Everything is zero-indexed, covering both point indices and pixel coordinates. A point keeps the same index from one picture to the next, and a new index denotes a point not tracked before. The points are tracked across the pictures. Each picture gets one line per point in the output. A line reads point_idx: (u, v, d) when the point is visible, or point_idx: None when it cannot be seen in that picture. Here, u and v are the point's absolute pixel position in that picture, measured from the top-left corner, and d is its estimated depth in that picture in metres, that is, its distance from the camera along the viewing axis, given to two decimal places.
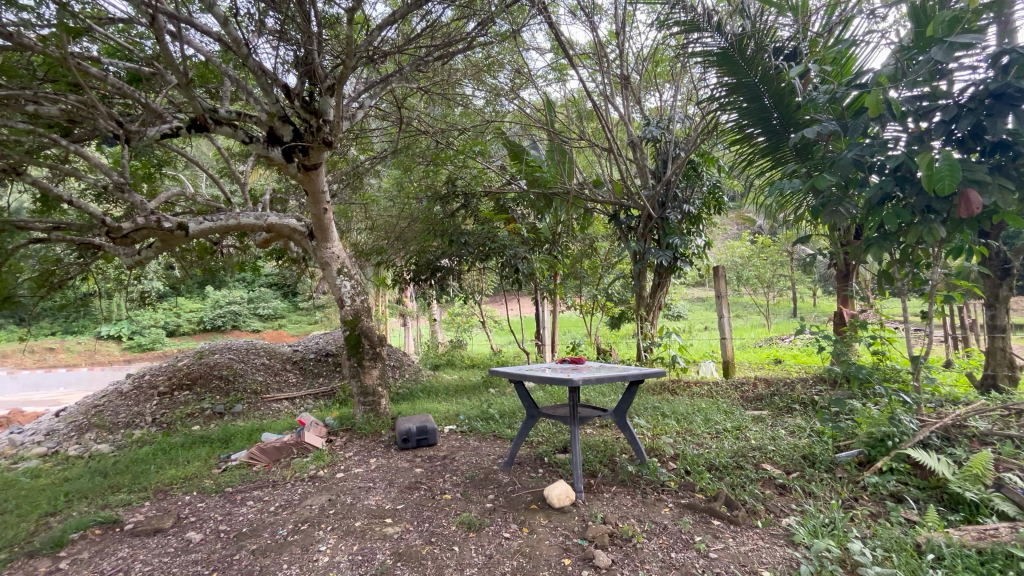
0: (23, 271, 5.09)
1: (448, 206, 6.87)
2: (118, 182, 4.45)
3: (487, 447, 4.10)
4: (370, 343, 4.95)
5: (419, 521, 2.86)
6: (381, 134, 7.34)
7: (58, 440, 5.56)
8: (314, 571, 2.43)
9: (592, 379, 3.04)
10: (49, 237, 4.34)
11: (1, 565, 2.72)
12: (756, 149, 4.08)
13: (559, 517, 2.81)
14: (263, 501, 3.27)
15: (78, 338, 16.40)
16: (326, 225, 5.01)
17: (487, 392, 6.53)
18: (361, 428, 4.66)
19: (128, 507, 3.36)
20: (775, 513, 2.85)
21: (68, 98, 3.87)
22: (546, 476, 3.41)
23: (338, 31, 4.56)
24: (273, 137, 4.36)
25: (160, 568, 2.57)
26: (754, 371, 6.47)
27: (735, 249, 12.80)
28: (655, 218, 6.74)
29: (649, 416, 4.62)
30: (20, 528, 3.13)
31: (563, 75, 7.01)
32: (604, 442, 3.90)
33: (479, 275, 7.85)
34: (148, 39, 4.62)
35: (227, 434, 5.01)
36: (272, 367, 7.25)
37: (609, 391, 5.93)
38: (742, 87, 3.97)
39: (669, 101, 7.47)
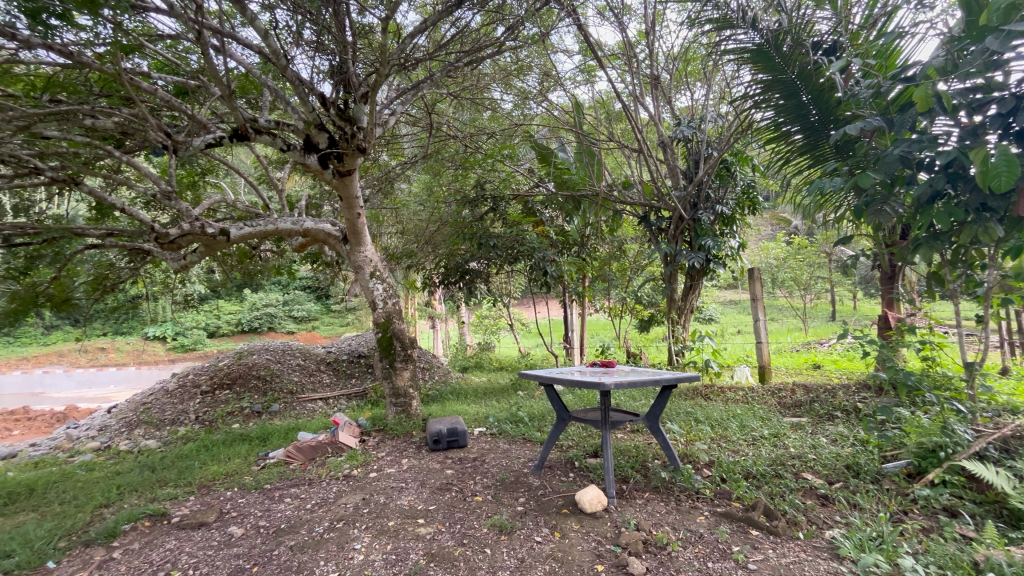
0: (80, 275, 5.40)
1: (477, 209, 6.93)
2: (166, 191, 4.62)
3: (517, 450, 4.10)
4: (402, 345, 5.04)
5: (451, 522, 2.89)
6: (412, 140, 7.46)
7: (110, 436, 5.86)
8: (350, 569, 2.48)
9: (624, 383, 2.99)
10: (103, 243, 4.57)
11: (61, 552, 2.88)
12: (794, 147, 3.94)
13: (591, 523, 2.79)
14: (300, 498, 3.36)
15: (127, 338, 17.25)
16: (360, 230, 5.13)
17: (516, 395, 6.53)
18: (393, 429, 4.74)
19: (175, 501, 3.51)
20: (817, 525, 2.75)
21: (121, 112, 4.05)
22: (577, 480, 3.38)
23: (372, 40, 4.67)
24: (311, 145, 4.51)
25: (204, 561, 2.67)
26: (792, 376, 6.25)
27: (770, 251, 12.45)
28: (687, 219, 6.62)
29: (682, 422, 4.52)
30: (77, 518, 3.31)
31: (591, 77, 6.97)
32: (636, 447, 3.85)
33: (507, 278, 7.87)
34: (194, 54, 4.83)
35: (265, 433, 5.17)
36: (307, 367, 7.46)
37: (640, 396, 5.85)
38: (778, 83, 3.85)
39: (701, 100, 7.33)
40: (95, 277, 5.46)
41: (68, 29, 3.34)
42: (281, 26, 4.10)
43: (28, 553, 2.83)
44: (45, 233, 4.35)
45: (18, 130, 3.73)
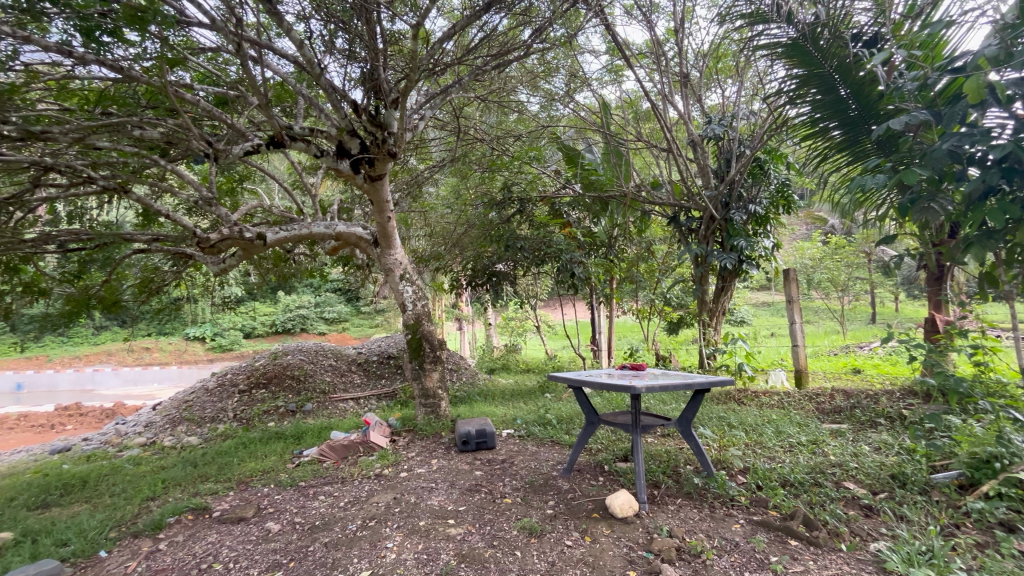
0: (128, 278, 5.67)
1: (504, 211, 6.99)
2: (207, 197, 4.80)
3: (546, 452, 4.08)
4: (431, 346, 5.10)
5: (481, 523, 2.90)
6: (439, 144, 7.56)
7: (155, 432, 6.13)
8: (382, 567, 2.51)
9: (655, 387, 2.92)
10: (149, 248, 4.79)
11: (112, 542, 3.03)
12: (832, 143, 3.77)
13: (622, 528, 2.75)
14: (334, 496, 3.43)
15: (170, 338, 18.01)
16: (390, 233, 5.21)
17: (543, 397, 6.51)
18: (422, 429, 4.79)
19: (216, 496, 3.64)
20: (861, 537, 2.64)
21: (166, 122, 4.23)
22: (606, 484, 3.35)
23: (402, 46, 4.75)
24: (343, 151, 4.62)
25: (244, 554, 2.75)
26: (830, 381, 6.02)
27: (805, 251, 12.06)
28: (718, 219, 6.47)
29: (715, 427, 4.42)
30: (126, 510, 3.47)
31: (619, 76, 6.90)
32: (667, 452, 3.78)
33: (534, 280, 7.86)
34: (233, 65, 5.01)
35: (299, 431, 5.31)
36: (339, 368, 7.63)
37: (670, 400, 5.75)
38: (815, 78, 3.70)
39: (733, 97, 7.16)
40: (142, 280, 5.72)
41: (118, 45, 3.52)
42: (314, 36, 4.22)
43: (82, 542, 2.99)
44: (97, 238, 4.59)
45: (73, 142, 3.95)
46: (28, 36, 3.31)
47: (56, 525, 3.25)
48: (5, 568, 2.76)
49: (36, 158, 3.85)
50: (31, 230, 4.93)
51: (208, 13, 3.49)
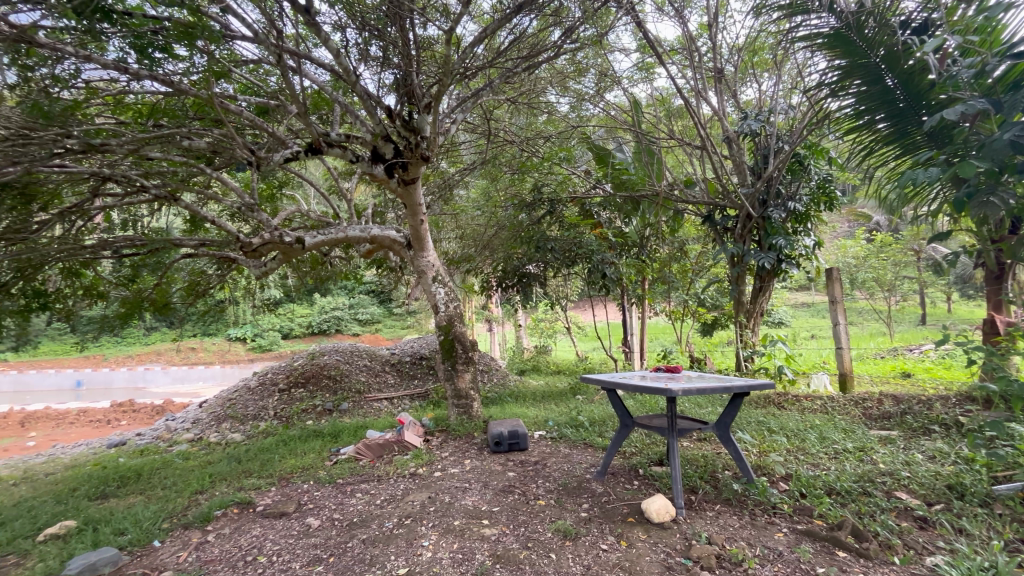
0: (176, 282, 5.95)
1: (534, 213, 7.00)
2: (249, 204, 4.99)
3: (578, 455, 4.05)
4: (463, 347, 5.15)
5: (515, 525, 2.90)
6: (470, 147, 7.63)
7: (202, 428, 6.42)
8: (419, 565, 2.55)
9: (693, 389, 2.86)
10: (196, 252, 5.01)
11: (165, 533, 3.18)
12: (878, 137, 3.57)
13: (659, 534, 2.70)
14: (371, 494, 3.51)
15: (214, 339, 18.81)
16: (423, 235, 5.28)
17: (575, 399, 6.47)
18: (455, 429, 4.84)
19: (259, 491, 3.78)
20: (916, 550, 2.50)
21: (211, 133, 4.43)
22: (642, 489, 3.29)
23: (434, 52, 4.83)
24: (377, 156, 4.73)
25: (286, 548, 2.84)
26: (878, 386, 5.74)
27: (848, 249, 11.57)
28: (755, 217, 6.27)
29: (754, 432, 4.28)
30: (177, 502, 3.64)
31: (650, 74, 6.79)
32: (704, 456, 3.69)
33: (565, 281, 7.82)
34: (273, 75, 5.20)
35: (336, 430, 5.44)
36: (373, 368, 7.79)
37: (706, 403, 5.61)
38: (860, 68, 3.48)
39: (770, 91, 6.94)
40: (189, 283, 5.99)
41: (169, 61, 3.71)
42: (350, 45, 4.34)
43: (138, 531, 3.15)
44: (149, 244, 4.84)
45: (128, 153, 4.17)
46: (89, 55, 3.53)
47: (114, 514, 3.45)
48: (70, 553, 2.94)
49: (95, 169, 4.10)
50: (91, 236, 5.25)
51: (252, 27, 3.63)
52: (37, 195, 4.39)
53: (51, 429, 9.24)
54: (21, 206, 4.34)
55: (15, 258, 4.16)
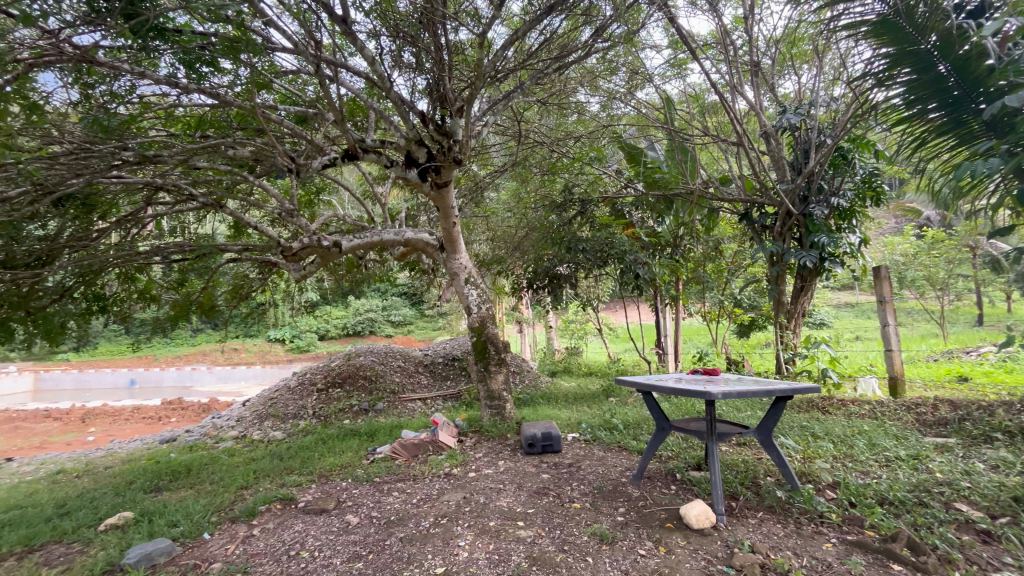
0: (221, 285, 6.20)
1: (565, 214, 6.96)
2: (289, 209, 5.16)
3: (613, 458, 4.00)
4: (496, 348, 5.17)
5: (550, 527, 2.89)
6: (500, 149, 7.66)
7: (246, 426, 6.67)
8: (456, 564, 2.57)
9: (733, 393, 2.76)
10: (240, 256, 5.21)
11: (214, 526, 3.32)
12: (931, 127, 3.26)
13: (699, 540, 2.63)
14: (407, 492, 3.57)
15: (255, 339, 19.56)
16: (455, 238, 5.33)
17: (607, 401, 6.39)
18: (488, 429, 4.87)
19: (301, 487, 3.90)
20: (979, 566, 2.35)
21: (254, 142, 4.62)
22: (679, 494, 3.22)
23: (464, 56, 4.87)
24: (411, 160, 4.80)
25: (327, 544, 2.92)
26: (932, 391, 5.44)
27: (896, 247, 11.02)
28: (796, 214, 6.06)
29: (798, 437, 4.12)
30: (225, 496, 3.80)
31: (683, 70, 6.65)
32: (745, 462, 3.58)
33: (596, 282, 7.75)
34: (311, 85, 5.36)
35: (372, 429, 5.56)
36: (407, 368, 7.92)
37: (745, 407, 5.44)
38: (910, 55, 3.15)
39: (811, 84, 6.68)
40: (233, 287, 6.23)
41: (215, 74, 3.89)
42: (383, 52, 4.43)
43: (189, 524, 3.30)
44: (197, 249, 5.06)
45: (178, 163, 4.39)
46: (143, 72, 3.74)
47: (168, 507, 3.63)
48: (129, 542, 3.11)
49: (149, 180, 4.32)
50: (144, 243, 5.54)
51: (292, 39, 3.77)
52: (97, 205, 4.66)
53: (109, 425, 9.84)
54: (83, 215, 4.62)
55: (78, 264, 4.43)
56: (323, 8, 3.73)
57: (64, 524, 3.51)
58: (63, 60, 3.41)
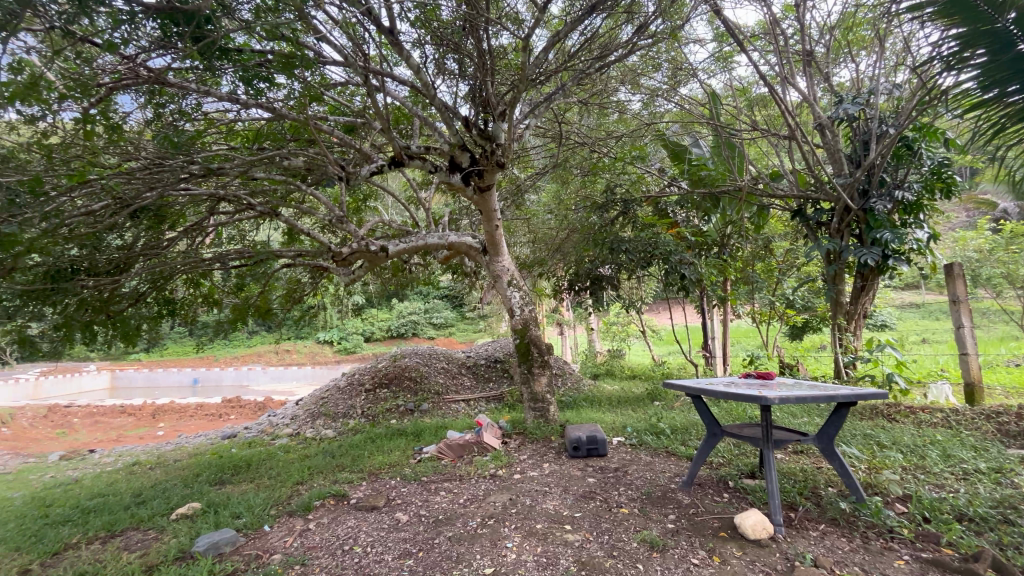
0: (277, 289, 6.51)
1: (607, 214, 6.87)
2: (339, 216, 5.36)
3: (661, 463, 3.91)
4: (539, 351, 5.18)
5: (598, 532, 2.85)
6: (540, 152, 7.66)
7: (299, 424, 6.97)
8: (504, 566, 2.58)
9: (791, 398, 2.63)
10: (294, 262, 5.46)
11: (273, 518, 3.48)
12: (1011, 113, 2.57)
13: (756, 551, 2.53)
14: (454, 492, 3.62)
15: (305, 341, 20.45)
16: (498, 240, 5.37)
17: (653, 405, 6.25)
18: (532, 431, 4.86)
19: (352, 484, 4.03)
20: None
21: (307, 153, 4.84)
22: (733, 502, 3.11)
23: (506, 61, 4.91)
24: (455, 165, 4.89)
25: (379, 540, 3.00)
26: (1015, 399, 5.01)
27: (968, 243, 10.24)
28: (855, 210, 5.72)
29: (862, 446, 3.88)
30: (282, 491, 3.98)
31: (729, 64, 6.42)
32: (803, 471, 3.42)
33: (639, 283, 7.60)
34: (358, 96, 5.55)
35: (418, 429, 5.68)
36: (450, 370, 8.04)
37: (802, 413, 5.18)
38: (986, 34, 2.50)
39: (870, 71, 6.29)
40: (287, 290, 6.53)
41: (271, 89, 4.12)
42: (427, 60, 4.52)
43: (251, 516, 3.47)
44: (256, 256, 5.35)
45: (239, 174, 4.66)
46: (208, 90, 4.01)
47: (231, 499, 3.84)
48: (198, 531, 3.31)
49: (212, 191, 4.57)
50: (208, 249, 5.91)
51: (342, 52, 3.92)
52: (167, 216, 5.00)
53: (177, 421, 10.58)
54: (155, 226, 4.97)
55: (151, 271, 4.79)
56: (372, 21, 3.86)
57: (141, 513, 3.77)
58: (138, 82, 3.70)
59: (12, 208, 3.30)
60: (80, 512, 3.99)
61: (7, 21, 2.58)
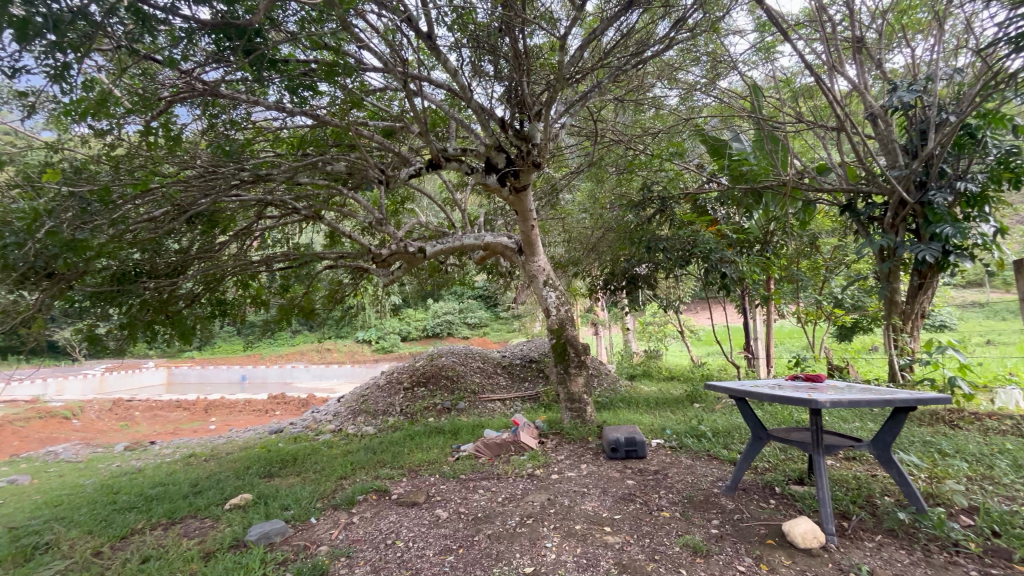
0: (320, 290, 6.74)
1: (643, 212, 6.75)
2: (378, 218, 5.50)
3: (703, 467, 3.81)
4: (575, 351, 5.15)
5: (639, 535, 2.81)
6: (575, 151, 7.60)
7: (341, 420, 7.20)
8: (544, 566, 2.58)
9: (844, 403, 2.50)
10: (336, 263, 5.62)
11: (319, 511, 3.60)
12: None
13: (807, 561, 2.43)
14: (492, 491, 3.65)
15: (345, 340, 21.10)
16: (534, 240, 5.37)
17: (692, 407, 6.10)
18: (569, 431, 4.84)
19: (393, 480, 4.13)
20: None
21: (349, 158, 4.99)
22: (780, 509, 3.00)
23: (541, 60, 4.90)
24: (491, 166, 4.93)
25: (420, 536, 3.06)
26: None
27: None
28: (911, 203, 5.40)
29: (921, 453, 3.67)
30: (326, 485, 4.12)
31: (771, 54, 6.18)
32: (856, 478, 3.26)
33: (677, 282, 7.44)
34: (396, 100, 5.67)
35: (456, 427, 5.76)
36: (486, 369, 8.11)
37: (854, 418, 4.94)
38: None
39: (927, 55, 5.92)
40: (329, 291, 6.75)
41: (315, 96, 4.28)
42: (464, 63, 4.56)
43: (299, 509, 3.61)
44: (301, 258, 5.56)
45: (285, 179, 4.86)
46: (257, 100, 4.21)
47: (280, 492, 4.00)
48: (250, 521, 3.47)
49: (260, 197, 4.76)
50: (256, 252, 6.18)
51: (382, 59, 4.01)
52: (219, 221, 5.21)
53: (227, 415, 11.14)
54: (208, 231, 5.20)
55: (205, 273, 5.06)
56: (410, 26, 3.94)
57: (197, 502, 3.99)
58: (193, 94, 3.90)
59: (84, 216, 3.65)
60: (144, 500, 4.26)
61: (83, 43, 2.79)
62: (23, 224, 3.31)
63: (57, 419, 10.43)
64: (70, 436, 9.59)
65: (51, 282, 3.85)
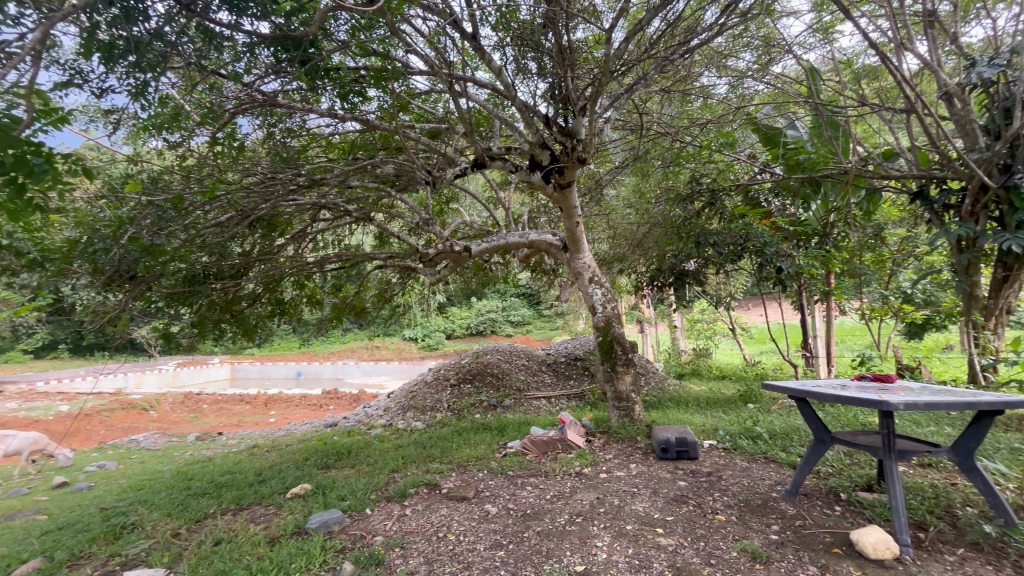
0: (369, 289, 6.97)
1: (691, 206, 6.54)
2: (424, 218, 5.62)
3: (761, 470, 3.65)
4: (623, 349, 5.07)
5: (693, 537, 2.74)
6: (618, 145, 7.46)
7: (391, 415, 7.42)
8: (595, 565, 2.56)
9: (921, 405, 2.32)
10: (385, 263, 5.79)
11: (373, 502, 3.74)
12: None
13: (878, 572, 2.29)
14: (540, 488, 3.66)
15: (392, 338, 21.75)
16: (579, 237, 5.31)
17: (746, 408, 5.86)
18: (617, 430, 4.77)
19: (443, 474, 4.23)
20: None
21: (396, 160, 5.13)
22: (847, 516, 2.84)
23: (585, 54, 4.84)
24: (536, 163, 4.93)
25: (471, 530, 3.11)
26: None
27: None
28: (993, 188, 4.94)
29: (1009, 462, 3.36)
30: (379, 477, 4.27)
31: (830, 35, 5.82)
32: (933, 487, 3.03)
33: (728, 277, 7.17)
34: (440, 102, 5.78)
35: (502, 424, 5.80)
36: (531, 367, 8.13)
37: (928, 422, 4.58)
38: None
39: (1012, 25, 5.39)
40: (378, 290, 6.97)
41: (365, 102, 4.43)
42: (507, 62, 4.57)
43: (354, 499, 3.76)
44: (353, 259, 5.78)
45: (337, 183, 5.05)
46: (311, 108, 4.40)
47: (337, 482, 4.18)
48: (310, 510, 3.65)
49: (315, 201, 4.97)
50: (309, 253, 6.47)
51: (428, 61, 4.09)
52: (278, 225, 5.49)
53: (285, 409, 11.75)
54: (267, 234, 5.49)
55: (265, 274, 5.35)
56: (455, 28, 4.00)
57: (262, 490, 4.24)
58: (255, 106, 4.15)
59: (160, 223, 3.95)
60: (215, 487, 4.56)
61: (159, 63, 3.03)
62: (110, 231, 3.69)
63: (137, 410, 11.34)
64: (148, 426, 10.40)
65: (133, 284, 4.18)
